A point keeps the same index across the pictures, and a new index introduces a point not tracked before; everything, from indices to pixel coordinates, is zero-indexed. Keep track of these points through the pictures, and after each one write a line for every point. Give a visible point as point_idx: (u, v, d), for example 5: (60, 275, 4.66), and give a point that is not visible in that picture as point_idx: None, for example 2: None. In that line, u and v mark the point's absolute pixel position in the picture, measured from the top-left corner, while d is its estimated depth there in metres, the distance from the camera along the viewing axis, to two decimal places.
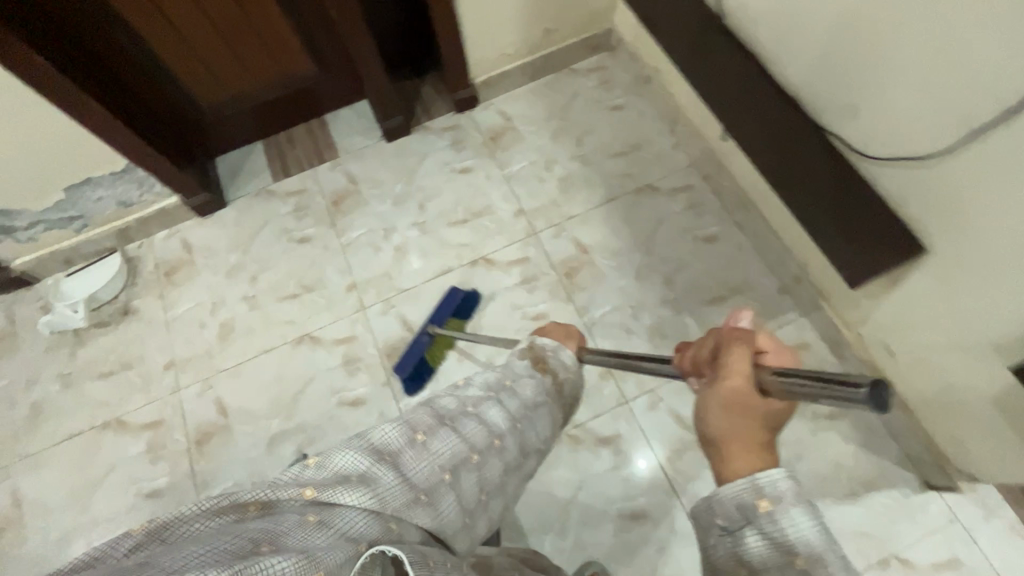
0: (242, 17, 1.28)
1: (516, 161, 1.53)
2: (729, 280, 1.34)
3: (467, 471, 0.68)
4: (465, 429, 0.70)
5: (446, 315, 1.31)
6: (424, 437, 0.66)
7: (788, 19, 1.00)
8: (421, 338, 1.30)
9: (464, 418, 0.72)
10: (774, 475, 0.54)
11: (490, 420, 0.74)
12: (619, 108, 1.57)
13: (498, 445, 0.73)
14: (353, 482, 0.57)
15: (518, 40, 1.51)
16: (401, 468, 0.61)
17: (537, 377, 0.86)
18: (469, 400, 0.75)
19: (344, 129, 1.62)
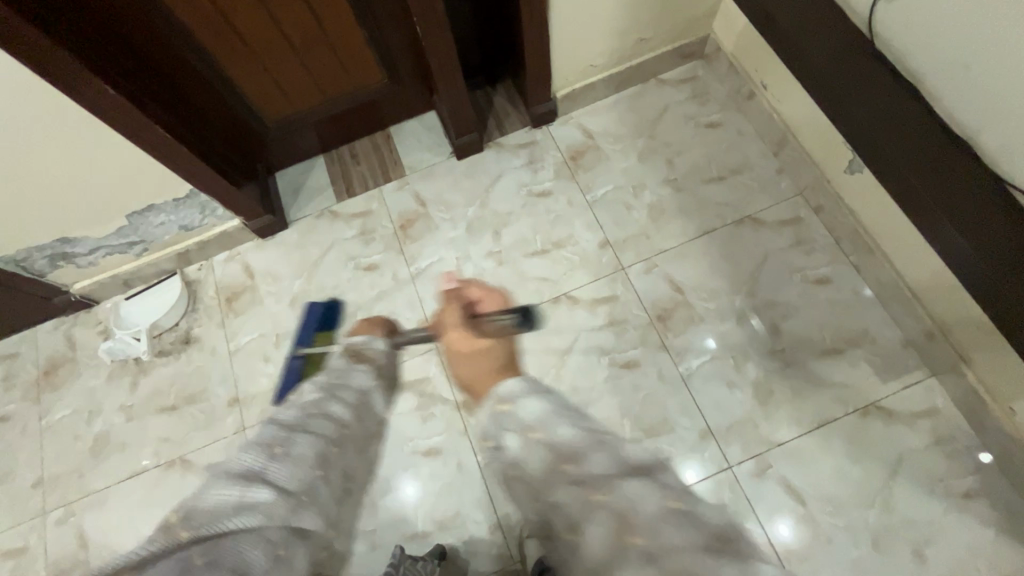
0: (315, 31, 1.17)
1: (599, 185, 1.40)
2: (845, 329, 1.20)
3: (307, 465, 0.70)
4: (267, 444, 0.69)
5: (312, 331, 1.28)
6: (279, 452, 0.69)
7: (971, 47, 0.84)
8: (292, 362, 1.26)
9: (308, 420, 0.75)
10: (526, 395, 0.64)
11: (335, 415, 0.80)
12: (715, 126, 1.42)
13: (347, 432, 0.80)
14: (240, 505, 0.62)
15: (608, 50, 1.36)
16: (274, 481, 0.66)
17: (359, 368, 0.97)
18: (284, 422, 0.74)
19: (411, 144, 1.50)
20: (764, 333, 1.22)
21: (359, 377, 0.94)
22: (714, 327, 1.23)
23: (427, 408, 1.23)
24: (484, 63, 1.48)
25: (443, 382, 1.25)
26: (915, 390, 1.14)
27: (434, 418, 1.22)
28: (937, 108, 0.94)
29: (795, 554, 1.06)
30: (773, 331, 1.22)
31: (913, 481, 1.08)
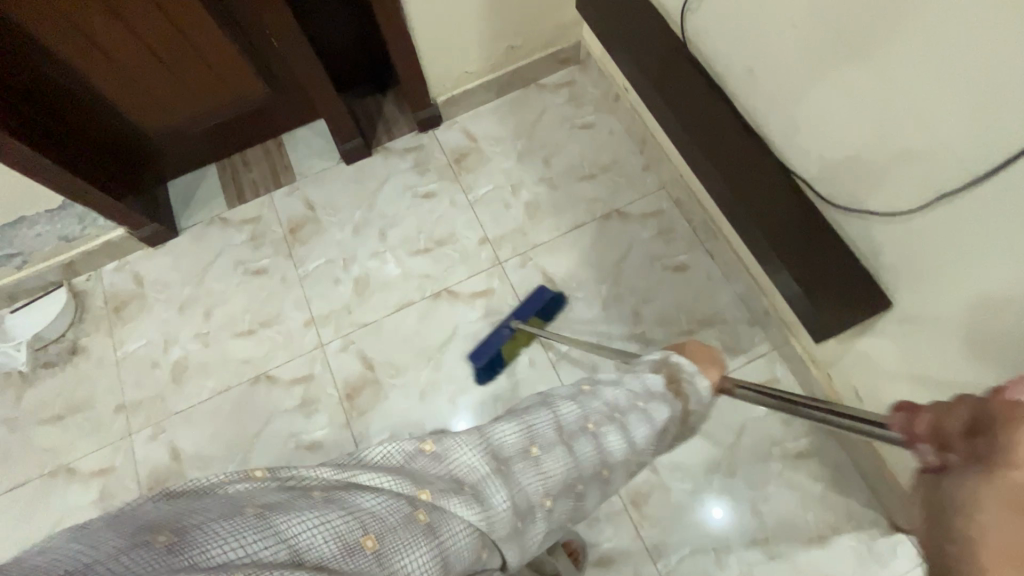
0: (183, 42, 1.21)
1: (481, 185, 1.47)
2: (698, 311, 1.30)
3: (562, 489, 0.65)
4: (537, 469, 0.63)
5: (530, 312, 1.27)
6: (504, 459, 0.62)
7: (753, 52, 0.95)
8: (501, 331, 1.25)
9: (544, 455, 0.64)
10: None
11: (605, 448, 0.69)
12: (589, 127, 1.51)
13: (600, 475, 0.69)
14: (452, 491, 0.55)
15: (481, 57, 1.44)
16: (508, 487, 0.59)
17: (669, 397, 0.75)
18: (564, 427, 0.67)
19: (302, 151, 1.55)
20: (628, 318, 1.31)
21: (639, 428, 0.71)
22: (583, 314, 1.32)
23: (311, 405, 1.27)
24: (369, 71, 1.54)
25: (328, 379, 1.29)
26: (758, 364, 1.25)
27: (318, 414, 1.27)
28: (740, 106, 1.04)
29: (649, 520, 1.15)
30: (635, 315, 1.31)
31: (755, 446, 1.18)
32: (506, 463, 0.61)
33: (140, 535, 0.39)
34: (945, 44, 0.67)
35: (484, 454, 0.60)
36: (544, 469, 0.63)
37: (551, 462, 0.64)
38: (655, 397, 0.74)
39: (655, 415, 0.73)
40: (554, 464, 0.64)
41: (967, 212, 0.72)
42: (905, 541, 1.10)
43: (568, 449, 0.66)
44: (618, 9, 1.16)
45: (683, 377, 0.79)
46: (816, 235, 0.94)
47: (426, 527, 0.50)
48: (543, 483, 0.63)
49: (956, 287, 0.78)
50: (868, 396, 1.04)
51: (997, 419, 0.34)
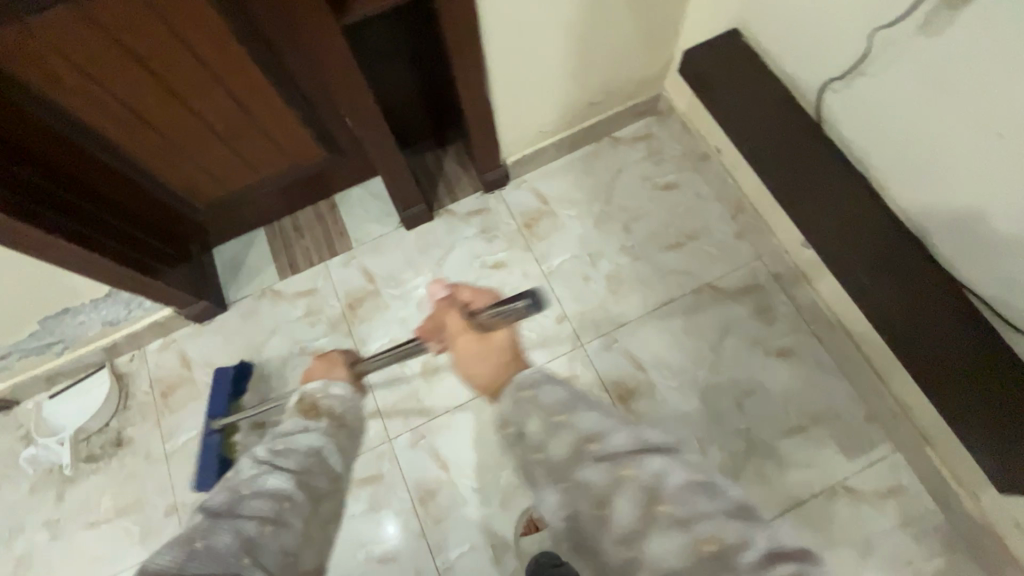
0: (240, 117, 1.09)
1: (555, 254, 1.35)
2: (809, 405, 1.17)
3: (268, 544, 0.65)
4: (260, 483, 0.69)
5: (224, 401, 1.22)
6: (212, 513, 0.65)
7: (923, 147, 0.81)
8: (210, 436, 1.19)
9: (245, 504, 0.67)
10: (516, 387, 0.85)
11: (271, 490, 0.69)
12: (672, 188, 1.38)
13: (288, 506, 0.69)
14: (164, 547, 0.60)
15: (558, 116, 1.30)
16: (221, 531, 0.63)
17: (314, 435, 0.78)
18: (241, 483, 0.69)
19: (358, 214, 1.42)
20: (730, 412, 1.18)
21: (294, 452, 0.75)
22: (678, 406, 1.19)
23: (382, 510, 1.16)
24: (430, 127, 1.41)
25: (399, 480, 1.18)
26: (886, 469, 1.10)
27: (390, 520, 1.15)
28: (889, 198, 0.91)
29: None
30: (738, 408, 1.18)
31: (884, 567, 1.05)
32: (232, 511, 0.66)
33: None
34: None
35: (216, 520, 0.64)
36: (258, 500, 0.67)
37: (254, 499, 0.67)
38: (295, 443, 0.76)
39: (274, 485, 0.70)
40: (273, 483, 0.70)
41: None
42: None
43: (247, 497, 0.67)
44: (731, 77, 1.03)
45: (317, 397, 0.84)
46: (996, 363, 0.80)
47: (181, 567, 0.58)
48: (269, 483, 0.70)
49: None
50: None
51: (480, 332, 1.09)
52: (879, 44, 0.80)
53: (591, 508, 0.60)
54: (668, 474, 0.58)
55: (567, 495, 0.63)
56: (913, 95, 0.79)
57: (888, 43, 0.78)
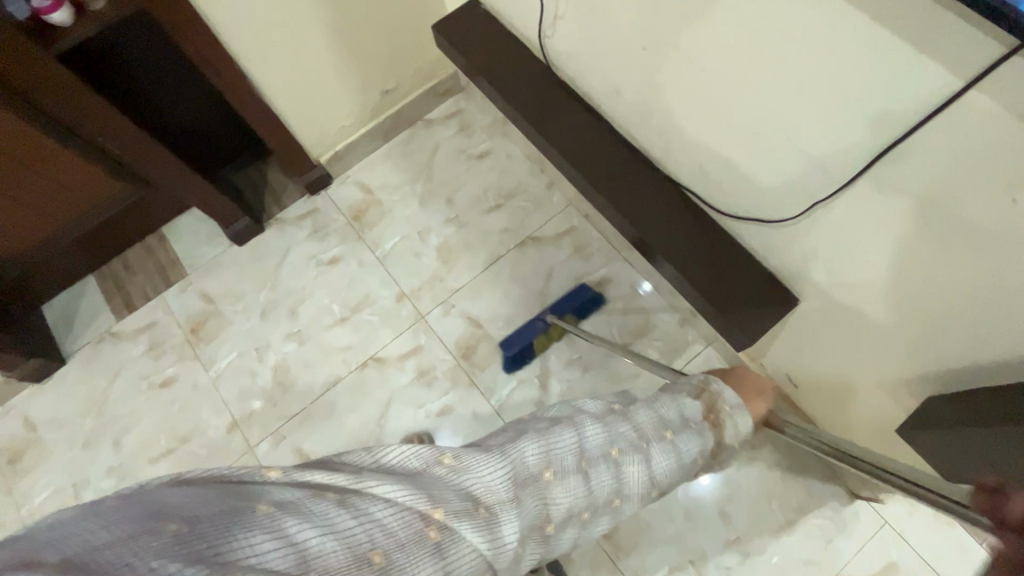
0: (11, 165, 1.07)
1: (387, 238, 1.40)
2: (631, 323, 1.29)
3: (498, 498, 0.56)
4: (589, 472, 0.65)
5: (567, 308, 1.26)
6: (555, 473, 0.63)
7: (616, 78, 0.93)
8: (535, 322, 1.26)
9: (554, 480, 0.63)
10: None
11: (624, 478, 0.68)
12: (485, 155, 1.47)
13: (546, 477, 0.62)
14: (468, 518, 0.52)
15: (355, 108, 1.36)
16: (521, 512, 0.57)
17: (620, 465, 0.67)
18: (519, 456, 0.61)
19: (187, 241, 1.42)
20: (564, 347, 1.27)
21: (637, 415, 0.73)
22: None
23: None
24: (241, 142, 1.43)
25: None
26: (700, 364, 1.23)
27: None
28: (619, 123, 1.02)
29: (623, 549, 1.14)
30: (571, 341, 1.28)
31: None
32: (577, 469, 0.64)
33: (148, 518, 0.38)
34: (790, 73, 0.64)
35: (531, 478, 0.61)
36: (557, 492, 0.62)
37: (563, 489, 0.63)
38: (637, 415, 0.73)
39: (660, 470, 0.70)
40: (583, 486, 0.64)
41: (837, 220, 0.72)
42: (866, 507, 1.13)
43: (586, 473, 0.64)
44: (478, 40, 1.10)
45: (721, 409, 0.76)
46: (717, 244, 0.93)
47: (434, 547, 0.49)
48: (617, 467, 0.67)
49: (847, 287, 0.79)
50: (803, 383, 1.05)
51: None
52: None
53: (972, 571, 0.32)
54: None
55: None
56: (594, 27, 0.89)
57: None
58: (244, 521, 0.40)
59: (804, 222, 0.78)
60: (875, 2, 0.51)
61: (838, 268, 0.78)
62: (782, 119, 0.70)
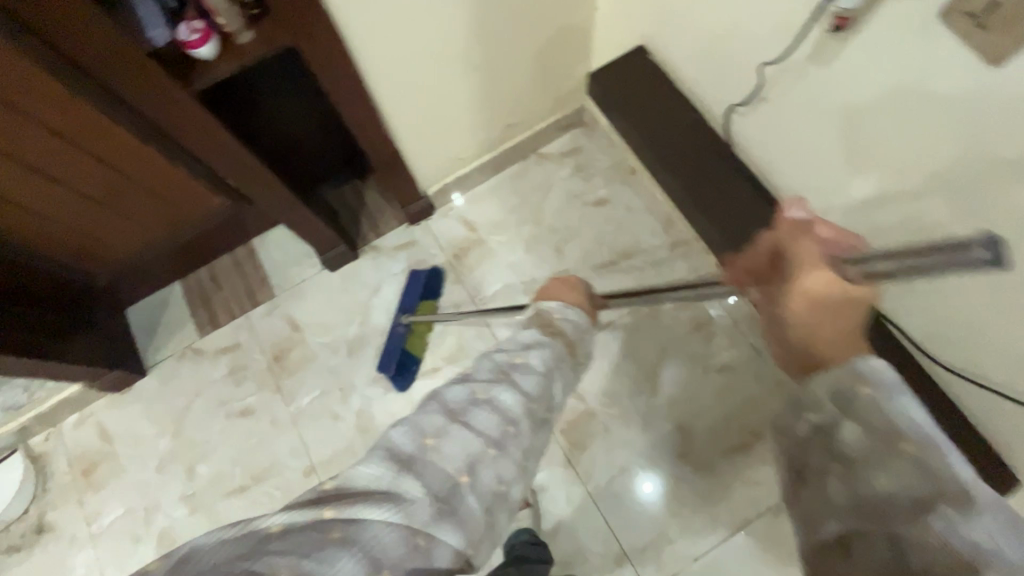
0: (120, 181, 1.00)
1: (487, 284, 1.29)
2: (752, 421, 1.15)
3: (427, 466, 0.52)
4: (481, 406, 0.58)
5: (414, 299, 1.25)
6: (439, 442, 0.54)
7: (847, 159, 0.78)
8: (396, 329, 1.22)
9: (471, 409, 0.57)
10: (873, 363, 0.46)
11: (505, 408, 0.59)
12: (602, 203, 1.33)
13: (513, 431, 0.57)
14: (364, 501, 0.48)
15: (475, 141, 1.24)
16: (425, 482, 0.51)
17: (503, 383, 0.61)
18: (423, 427, 0.56)
19: (277, 258, 1.34)
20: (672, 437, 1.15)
21: (523, 380, 0.62)
22: (621, 435, 1.16)
23: None
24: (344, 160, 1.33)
25: None
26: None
27: None
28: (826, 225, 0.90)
29: None
30: (680, 431, 1.15)
31: None
32: (458, 418, 0.56)
33: None
34: None
35: (447, 415, 0.56)
36: (459, 442, 0.54)
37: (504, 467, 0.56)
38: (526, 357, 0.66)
39: (923, 418, 0.43)
40: (483, 424, 0.56)
41: None
42: None
43: (464, 422, 0.56)
44: None
45: (551, 317, 0.75)
46: None
47: (338, 545, 0.45)
48: (498, 401, 0.59)
49: None
50: None
51: (784, 255, 0.52)
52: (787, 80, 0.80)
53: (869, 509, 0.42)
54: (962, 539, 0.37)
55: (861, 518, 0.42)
56: (834, 130, 0.78)
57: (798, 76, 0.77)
58: None
59: None
60: None
61: None
62: None
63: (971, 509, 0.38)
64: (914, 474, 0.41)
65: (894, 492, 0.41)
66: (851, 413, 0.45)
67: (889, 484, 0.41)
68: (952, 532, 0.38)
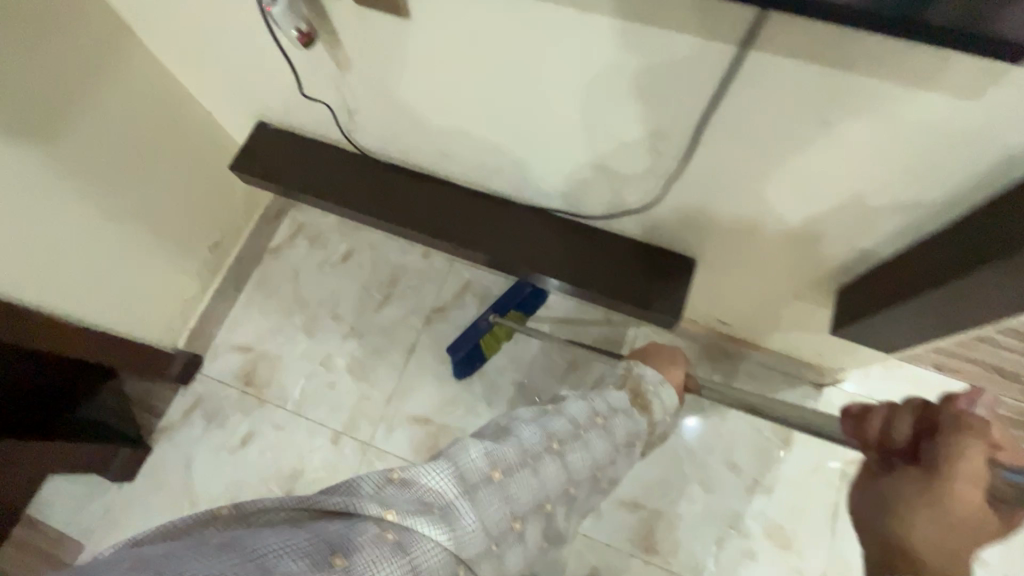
0: None
1: (291, 386, 1.28)
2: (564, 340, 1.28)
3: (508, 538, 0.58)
4: (414, 546, 0.49)
5: (509, 305, 1.19)
6: (506, 471, 0.58)
7: (414, 122, 0.87)
8: (479, 321, 1.17)
9: (473, 482, 0.56)
10: None
11: (545, 476, 0.61)
12: (348, 255, 1.38)
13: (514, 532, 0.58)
14: (412, 518, 0.50)
15: (190, 278, 1.22)
16: (480, 508, 0.55)
17: (507, 480, 0.58)
18: (456, 499, 0.54)
19: (66, 508, 1.20)
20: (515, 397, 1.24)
21: (567, 462, 0.64)
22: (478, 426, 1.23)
23: None
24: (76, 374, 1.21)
25: None
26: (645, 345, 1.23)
27: None
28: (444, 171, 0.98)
29: (667, 551, 1.12)
30: (519, 389, 1.25)
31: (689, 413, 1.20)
32: (517, 510, 0.59)
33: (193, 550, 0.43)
34: (595, 83, 0.65)
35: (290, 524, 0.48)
36: (353, 521, 0.49)
37: (497, 510, 0.56)
38: (606, 392, 0.75)
39: (593, 406, 0.70)
40: (452, 518, 0.53)
41: (699, 183, 0.75)
42: (835, 390, 1.21)
43: (534, 466, 0.61)
44: (284, 162, 1.03)
45: (647, 390, 0.77)
46: (601, 243, 0.94)
47: (393, 546, 0.48)
48: (423, 490, 0.53)
49: (733, 230, 0.82)
50: (732, 320, 1.11)
51: (947, 451, 0.51)
52: (324, 84, 0.85)
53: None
54: (607, 433, 0.69)
55: (588, 449, 0.66)
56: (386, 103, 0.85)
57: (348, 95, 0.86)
58: (297, 532, 0.46)
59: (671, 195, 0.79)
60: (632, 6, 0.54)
61: (721, 221, 0.81)
62: (607, 118, 0.70)
63: None
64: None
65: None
66: (588, 442, 0.67)
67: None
68: None
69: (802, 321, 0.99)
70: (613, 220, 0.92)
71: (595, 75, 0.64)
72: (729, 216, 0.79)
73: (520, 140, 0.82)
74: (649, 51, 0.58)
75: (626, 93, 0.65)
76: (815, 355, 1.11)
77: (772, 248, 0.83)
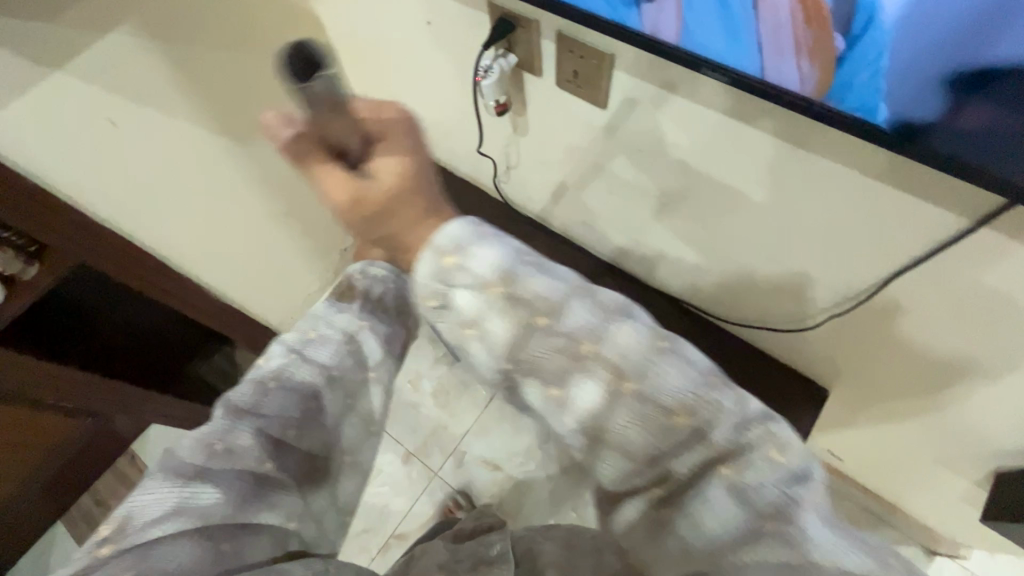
0: None
1: None
2: None
3: (313, 424, 0.59)
4: (270, 500, 0.55)
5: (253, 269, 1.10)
6: (258, 390, 0.55)
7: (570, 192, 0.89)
8: None
9: (262, 399, 0.55)
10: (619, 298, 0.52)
11: (318, 358, 0.59)
12: None
13: (316, 404, 0.59)
14: (215, 489, 0.51)
15: (316, 274, 1.31)
16: (258, 423, 0.54)
17: (286, 389, 0.56)
18: (221, 434, 0.52)
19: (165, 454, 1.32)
20: None
21: (321, 352, 0.59)
22: (544, 487, 1.21)
23: None
24: None
25: None
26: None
27: None
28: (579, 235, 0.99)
29: None
30: None
31: None
32: (253, 411, 0.54)
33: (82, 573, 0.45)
34: (789, 209, 0.63)
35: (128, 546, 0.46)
36: (178, 519, 0.48)
37: (241, 437, 0.53)
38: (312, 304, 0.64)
39: (350, 312, 0.63)
40: (183, 489, 0.49)
41: (871, 327, 0.69)
42: (948, 562, 1.06)
43: (296, 361, 0.58)
44: None
45: (354, 278, 0.65)
46: (732, 346, 0.90)
47: (244, 506, 0.52)
48: (217, 415, 0.54)
49: (889, 380, 0.75)
50: (848, 455, 1.00)
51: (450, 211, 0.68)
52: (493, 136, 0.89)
53: (356, 422, 0.66)
54: (339, 313, 0.63)
55: (364, 334, 0.63)
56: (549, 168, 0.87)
57: (516, 156, 0.90)
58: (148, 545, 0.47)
59: (831, 327, 0.74)
60: (864, 154, 0.52)
61: (879, 366, 0.74)
62: (785, 241, 0.67)
63: (718, 418, 0.47)
64: (700, 449, 0.47)
65: (727, 530, 0.47)
66: (365, 343, 0.63)
67: (584, 416, 0.50)
68: (764, 488, 0.45)
69: (937, 485, 0.88)
70: (750, 329, 0.88)
71: (786, 201, 0.62)
72: (892, 365, 0.73)
73: (679, 236, 0.81)
74: (862, 193, 0.55)
75: (818, 226, 0.62)
76: (937, 520, 0.98)
77: (926, 408, 0.75)
